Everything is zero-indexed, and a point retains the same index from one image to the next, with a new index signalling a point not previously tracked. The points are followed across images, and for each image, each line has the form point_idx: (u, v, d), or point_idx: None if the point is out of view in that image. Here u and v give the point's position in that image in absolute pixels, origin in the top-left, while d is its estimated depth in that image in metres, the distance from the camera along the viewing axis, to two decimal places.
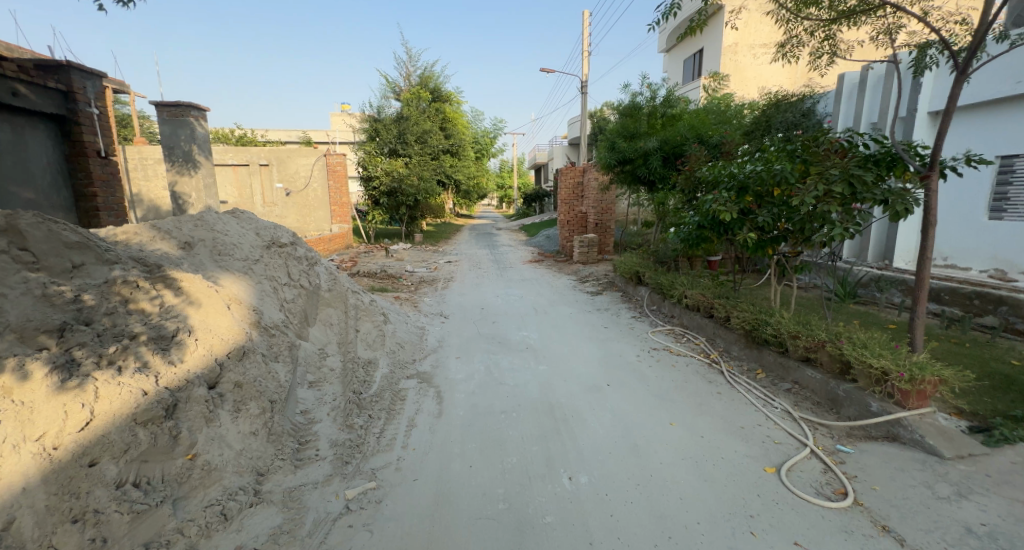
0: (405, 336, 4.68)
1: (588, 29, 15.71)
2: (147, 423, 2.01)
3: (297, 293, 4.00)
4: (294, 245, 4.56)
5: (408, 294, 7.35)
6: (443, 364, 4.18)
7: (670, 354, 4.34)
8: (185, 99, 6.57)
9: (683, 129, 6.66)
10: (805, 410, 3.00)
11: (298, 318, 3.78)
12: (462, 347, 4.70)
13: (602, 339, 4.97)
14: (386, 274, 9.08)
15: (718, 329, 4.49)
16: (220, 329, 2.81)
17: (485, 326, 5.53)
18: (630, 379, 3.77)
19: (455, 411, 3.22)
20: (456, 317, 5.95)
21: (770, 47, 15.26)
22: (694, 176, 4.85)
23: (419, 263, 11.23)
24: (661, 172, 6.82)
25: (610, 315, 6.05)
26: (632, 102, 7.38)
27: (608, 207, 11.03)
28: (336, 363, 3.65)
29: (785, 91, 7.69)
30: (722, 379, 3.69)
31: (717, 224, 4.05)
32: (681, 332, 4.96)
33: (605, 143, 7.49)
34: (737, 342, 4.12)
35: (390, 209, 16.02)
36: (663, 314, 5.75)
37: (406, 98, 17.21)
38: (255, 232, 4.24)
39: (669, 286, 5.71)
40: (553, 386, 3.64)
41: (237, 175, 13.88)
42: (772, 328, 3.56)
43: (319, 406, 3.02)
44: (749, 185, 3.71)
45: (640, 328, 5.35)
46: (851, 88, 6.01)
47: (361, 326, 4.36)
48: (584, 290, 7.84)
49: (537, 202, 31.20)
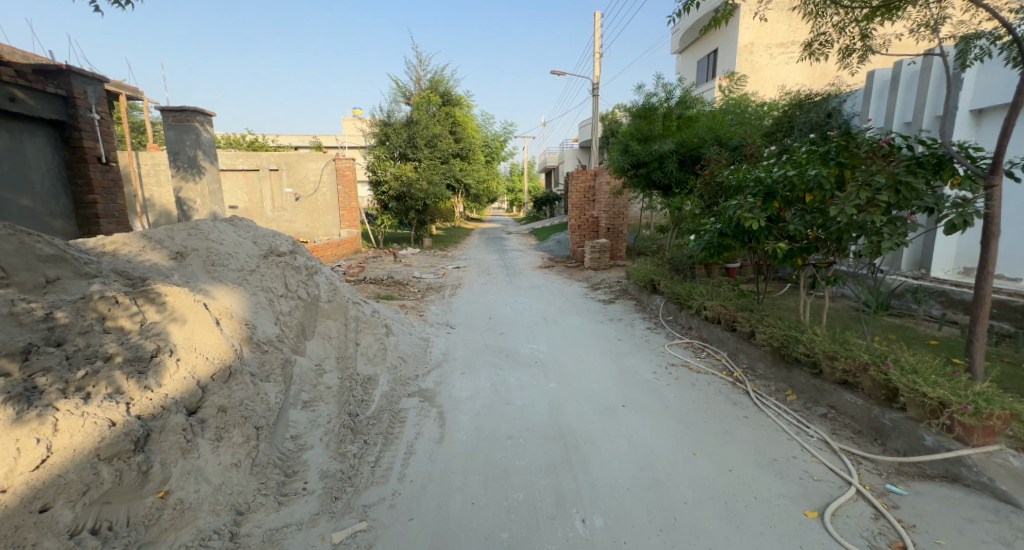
0: (408, 349, 4.47)
1: (599, 31, 15.49)
2: (113, 459, 1.81)
3: (295, 304, 3.82)
4: (294, 254, 4.40)
5: (414, 302, 7.16)
6: (447, 380, 3.96)
7: (689, 372, 4.06)
8: (190, 104, 6.49)
9: (701, 131, 6.37)
10: (844, 441, 2.71)
11: (295, 331, 3.59)
12: (468, 361, 4.48)
13: (615, 352, 4.71)
14: (392, 280, 8.93)
15: (741, 344, 4.19)
16: (205, 347, 2.62)
17: (493, 337, 5.31)
18: (648, 399, 3.50)
19: (458, 436, 2.99)
20: (462, 328, 5.72)
21: (788, 47, 14.84)
22: (715, 180, 4.57)
23: (427, 269, 11.05)
24: (678, 176, 6.54)
25: (623, 326, 5.77)
26: (646, 103, 7.10)
27: (620, 211, 10.76)
28: (333, 380, 3.45)
29: (807, 91, 7.34)
30: (748, 401, 3.40)
31: (741, 233, 3.78)
32: (700, 346, 4.68)
33: (618, 146, 7.22)
34: (763, 359, 3.83)
35: (399, 213, 15.78)
36: (680, 326, 5.46)
37: (416, 102, 17.15)
38: (252, 240, 4.07)
39: (686, 295, 5.40)
40: (564, 406, 3.39)
41: (247, 180, 13.94)
42: (804, 346, 3.27)
43: (312, 430, 2.81)
44: (778, 190, 3.44)
45: (656, 341, 5.07)
46: (882, 86, 5.65)
47: (361, 339, 4.16)
48: (596, 298, 7.57)
49: (547, 205, 30.99)
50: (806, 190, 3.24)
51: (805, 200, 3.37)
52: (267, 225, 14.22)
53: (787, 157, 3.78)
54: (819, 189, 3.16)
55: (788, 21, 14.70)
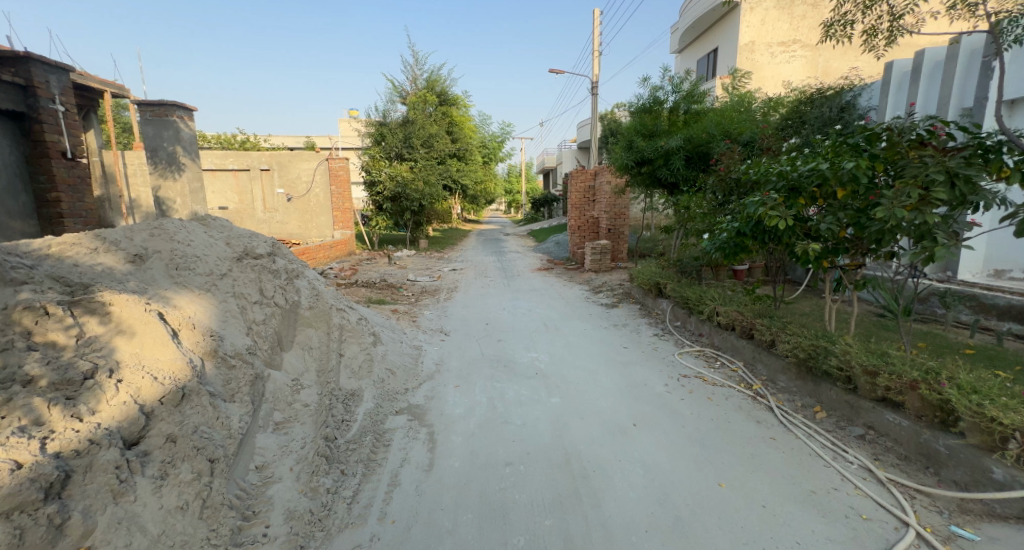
0: (398, 360, 4.12)
1: (598, 29, 15.23)
2: (13, 514, 1.43)
3: (271, 312, 3.45)
4: (273, 256, 4.04)
5: (407, 307, 6.81)
6: (440, 395, 3.61)
7: (704, 384, 3.72)
8: (170, 97, 6.16)
9: (710, 126, 6.05)
10: (890, 469, 2.38)
11: (270, 342, 3.23)
12: (463, 372, 4.13)
13: (622, 362, 4.37)
14: (385, 283, 8.58)
15: (759, 353, 3.86)
16: (155, 365, 2.25)
17: (490, 344, 4.96)
18: (661, 418, 3.16)
19: (450, 462, 2.63)
20: (458, 335, 5.37)
21: (789, 45, 14.57)
22: (730, 176, 4.25)
23: (422, 271, 10.69)
24: (685, 173, 6.23)
25: (629, 332, 5.44)
26: (652, 97, 6.78)
27: (621, 211, 10.46)
28: (311, 396, 3.09)
29: (817, 85, 7.05)
30: (773, 419, 3.07)
31: (761, 232, 3.46)
32: (713, 354, 4.36)
33: (621, 143, 6.88)
34: (785, 371, 3.50)
35: (394, 214, 15.38)
36: (690, 332, 5.14)
37: (412, 101, 16.80)
38: (225, 241, 3.71)
39: (696, 300, 5.07)
40: (569, 426, 3.05)
41: (238, 180, 13.59)
42: (837, 359, 2.93)
43: (281, 458, 2.45)
44: (805, 185, 3.12)
45: (664, 348, 4.75)
46: (901, 77, 5.35)
47: (345, 350, 3.80)
48: (598, 302, 7.24)
49: (546, 206, 30.80)
50: (837, 185, 2.93)
51: (834, 196, 3.06)
52: (258, 226, 13.84)
53: (812, 150, 3.46)
54: (853, 184, 2.85)
55: (789, 19, 14.45)
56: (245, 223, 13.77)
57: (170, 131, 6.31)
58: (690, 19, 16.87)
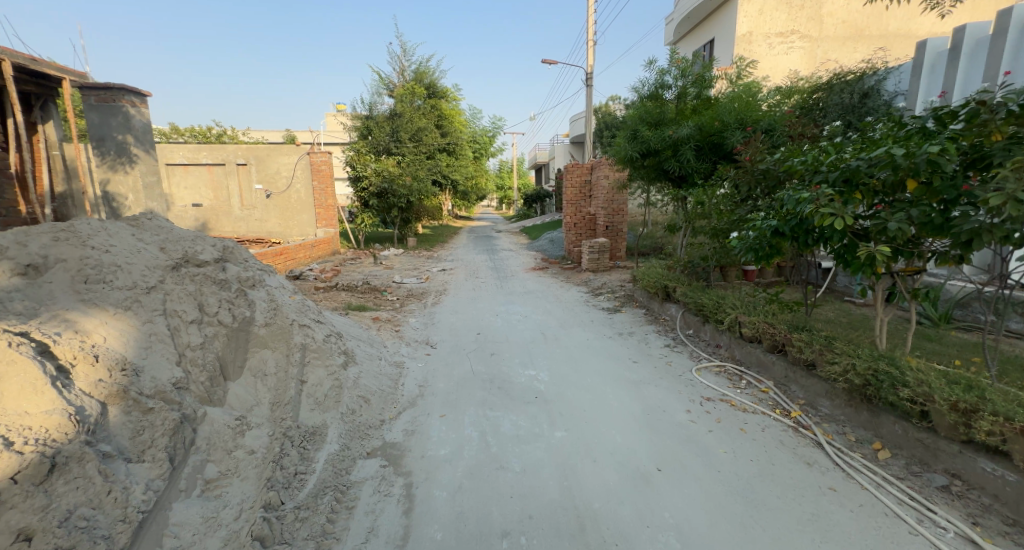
0: (373, 384, 3.50)
1: (592, 18, 14.67)
2: None
3: (213, 332, 2.81)
4: (222, 263, 3.38)
5: (390, 314, 6.19)
6: (422, 430, 3.01)
7: (733, 411, 3.18)
8: (118, 80, 5.46)
9: (723, 113, 5.53)
10: (1000, 541, 1.84)
11: (208, 373, 2.61)
12: (451, 397, 3.54)
13: (633, 381, 3.82)
14: (368, 286, 7.92)
15: (796, 372, 3.33)
16: (13, 425, 1.58)
17: (481, 360, 4.38)
18: (690, 459, 2.62)
19: (431, 532, 2.05)
20: (445, 348, 4.77)
21: (787, 36, 14.11)
22: (757, 168, 3.70)
23: (410, 272, 10.04)
24: (695, 166, 5.69)
25: (637, 342, 4.90)
26: (659, 82, 6.19)
27: (619, 208, 9.98)
28: (257, 441, 2.47)
29: (835, 71, 6.55)
30: (826, 460, 2.53)
31: (805, 233, 2.91)
32: (736, 372, 3.84)
33: (624, 133, 6.30)
34: (830, 396, 2.98)
35: (381, 211, 14.65)
36: (705, 343, 4.62)
37: (399, 93, 16.03)
38: (159, 246, 3.05)
39: (712, 307, 4.53)
40: (581, 474, 2.49)
41: (212, 175, 12.77)
42: (909, 389, 2.39)
43: (204, 538, 1.84)
44: (866, 176, 2.58)
45: (678, 363, 4.22)
46: (935, 58, 4.93)
47: (308, 374, 3.17)
48: (599, 306, 6.68)
49: (538, 202, 30.28)
50: (910, 174, 2.40)
51: (901, 188, 2.53)
52: (235, 224, 13.05)
53: (864, 135, 2.92)
54: (931, 172, 2.32)
55: (788, 9, 13.95)
56: (220, 221, 12.98)
57: (119, 118, 5.60)
58: (686, 8, 16.28)
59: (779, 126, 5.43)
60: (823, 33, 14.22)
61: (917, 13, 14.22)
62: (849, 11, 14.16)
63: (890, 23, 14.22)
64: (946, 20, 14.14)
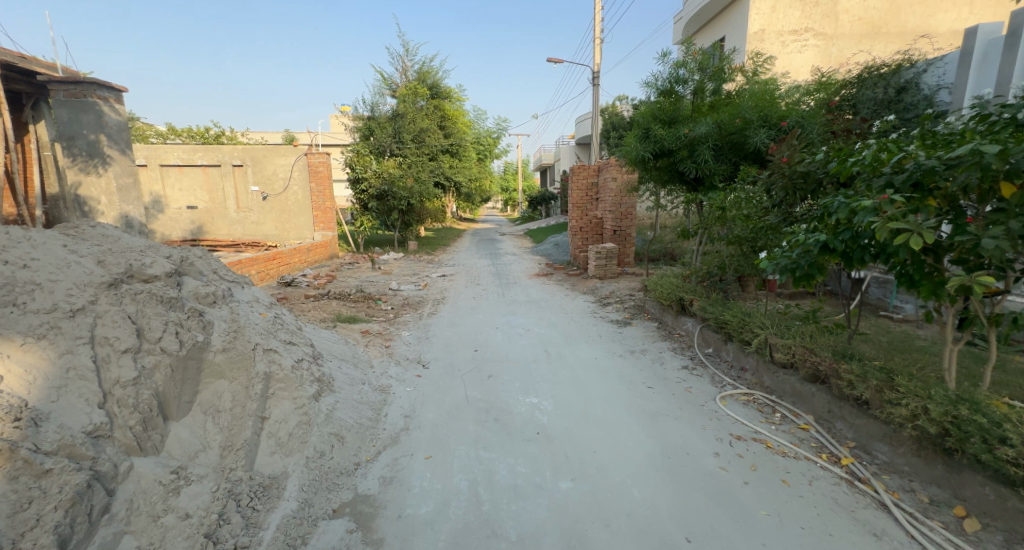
0: (350, 417, 3.03)
1: (599, 16, 14.27)
2: None
3: (153, 363, 2.36)
4: (176, 277, 2.95)
5: (382, 326, 5.74)
6: (402, 478, 2.54)
7: (770, 455, 2.69)
8: (90, 74, 5.23)
9: (745, 109, 5.04)
10: None
11: (141, 415, 2.16)
12: (440, 432, 3.07)
13: (650, 413, 3.33)
14: (362, 294, 7.49)
15: (844, 408, 2.83)
16: None
17: (478, 384, 3.91)
18: (725, 524, 2.12)
19: None
20: (438, 368, 4.29)
21: (801, 33, 13.59)
22: (792, 169, 3.20)
23: (408, 278, 9.60)
24: (713, 167, 5.19)
25: (650, 363, 4.41)
26: (672, 75, 5.58)
27: (628, 211, 9.49)
28: (195, 500, 2.00)
29: (868, 62, 6.03)
30: (897, 530, 2.02)
31: (860, 248, 2.41)
32: (768, 404, 3.34)
33: (635, 132, 5.81)
34: (890, 441, 2.47)
35: (381, 214, 14.21)
36: (728, 366, 4.12)
37: (401, 93, 15.66)
38: (97, 259, 2.62)
39: (736, 325, 4.02)
40: (591, 547, 2.01)
41: (207, 177, 12.49)
42: (1010, 447, 1.89)
43: None
44: (942, 178, 2.08)
45: (699, 390, 3.73)
46: (987, 46, 4.53)
47: (271, 409, 2.71)
48: (607, 318, 6.19)
49: (544, 205, 29.82)
50: (1003, 176, 1.90)
51: (990, 193, 2.03)
52: (230, 226, 12.68)
53: (934, 128, 2.41)
54: None
55: (802, 5, 13.42)
56: (215, 224, 12.63)
57: (91, 115, 5.31)
58: (695, 6, 15.83)
59: (809, 122, 4.93)
60: (839, 30, 13.66)
61: (937, 9, 13.60)
62: (866, 7, 13.60)
63: (909, 19, 13.61)
64: (970, 15, 13.50)
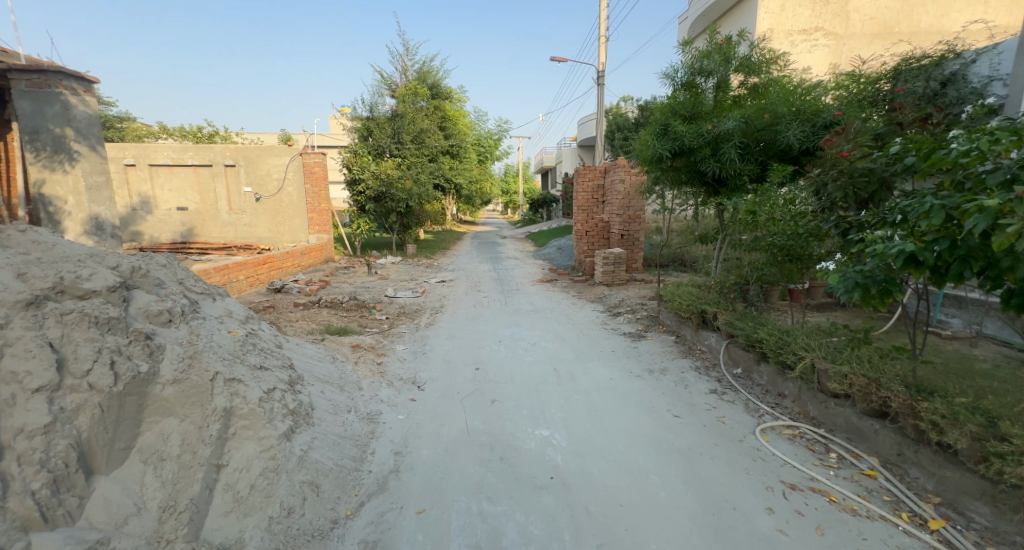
0: (329, 458, 2.55)
1: (605, 13, 13.85)
2: None
3: (76, 402, 1.87)
4: (123, 292, 2.48)
5: (375, 339, 5.26)
6: (388, 542, 2.05)
7: (837, 513, 2.20)
8: (53, 64, 5.36)
9: (775, 103, 4.61)
10: None
11: (51, 475, 1.66)
12: (435, 477, 2.58)
13: (681, 451, 2.85)
14: (355, 302, 7.01)
15: (921, 453, 2.34)
16: None
17: (479, 412, 3.42)
18: None
19: None
20: (435, 391, 3.81)
21: (811, 33, 13.18)
22: (851, 166, 2.74)
23: (405, 284, 9.13)
24: (739, 167, 4.73)
25: (673, 386, 3.92)
26: (694, 66, 5.13)
27: (636, 215, 9.05)
28: None
29: (905, 53, 5.59)
30: None
31: (957, 261, 1.95)
32: (820, 442, 2.85)
33: (652, 129, 5.35)
34: (995, 503, 1.99)
35: (379, 216, 13.74)
36: (763, 391, 3.63)
37: (400, 93, 15.25)
38: (18, 271, 2.15)
39: (774, 344, 3.54)
40: None
41: (198, 177, 12.02)
42: None
43: None
44: None
45: (734, 421, 3.24)
46: None
47: (230, 454, 2.23)
48: (619, 330, 5.72)
49: (545, 208, 29.43)
50: None
51: None
52: (221, 228, 12.20)
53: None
54: None
55: (812, 4, 13.02)
56: (206, 226, 12.16)
57: (56, 106, 5.46)
58: (701, 6, 15.44)
59: (847, 116, 4.49)
60: (849, 30, 13.25)
61: (950, 9, 13.12)
62: (877, 7, 13.19)
63: (921, 20, 13.18)
64: (983, 16, 13.07)
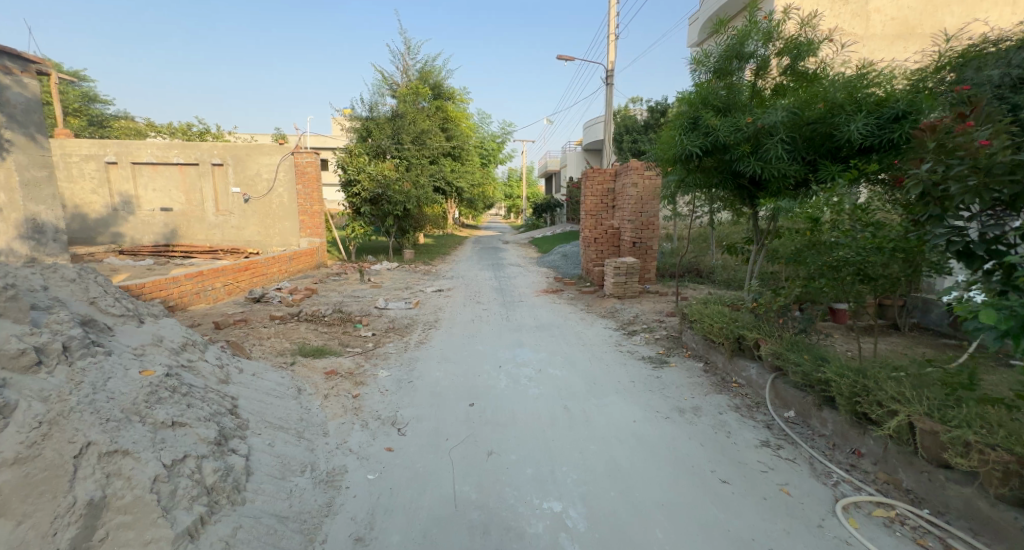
0: None
1: (614, 11, 13.21)
2: None
3: None
4: None
5: (355, 363, 4.51)
6: None
7: None
8: None
9: (833, 90, 3.88)
10: None
11: None
12: None
13: (743, 542, 2.09)
14: (340, 314, 6.27)
15: None
16: None
17: (470, 471, 2.66)
18: None
19: None
20: (418, 437, 3.06)
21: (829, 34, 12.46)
22: (987, 160, 1.94)
23: (399, 293, 8.39)
24: (786, 166, 3.99)
25: (713, 434, 3.15)
26: (732, 51, 4.41)
27: (650, 221, 8.29)
28: None
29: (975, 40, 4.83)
30: None
31: None
32: (935, 536, 2.08)
33: (677, 123, 4.60)
34: None
35: (375, 220, 12.98)
36: (834, 449, 2.85)
37: (401, 92, 14.45)
38: None
39: (846, 389, 2.78)
40: None
41: (184, 176, 11.38)
42: None
43: None
44: None
45: (805, 493, 2.47)
46: None
47: None
48: (638, 353, 4.97)
49: (548, 213, 28.83)
50: None
51: None
52: (207, 230, 11.52)
53: None
54: None
55: (831, 3, 12.29)
56: (190, 227, 11.47)
57: None
58: (712, 7, 14.80)
59: (924, 104, 3.70)
60: (870, 31, 12.47)
61: (978, 9, 12.37)
62: (899, 6, 12.44)
63: (946, 20, 12.44)
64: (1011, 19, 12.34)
